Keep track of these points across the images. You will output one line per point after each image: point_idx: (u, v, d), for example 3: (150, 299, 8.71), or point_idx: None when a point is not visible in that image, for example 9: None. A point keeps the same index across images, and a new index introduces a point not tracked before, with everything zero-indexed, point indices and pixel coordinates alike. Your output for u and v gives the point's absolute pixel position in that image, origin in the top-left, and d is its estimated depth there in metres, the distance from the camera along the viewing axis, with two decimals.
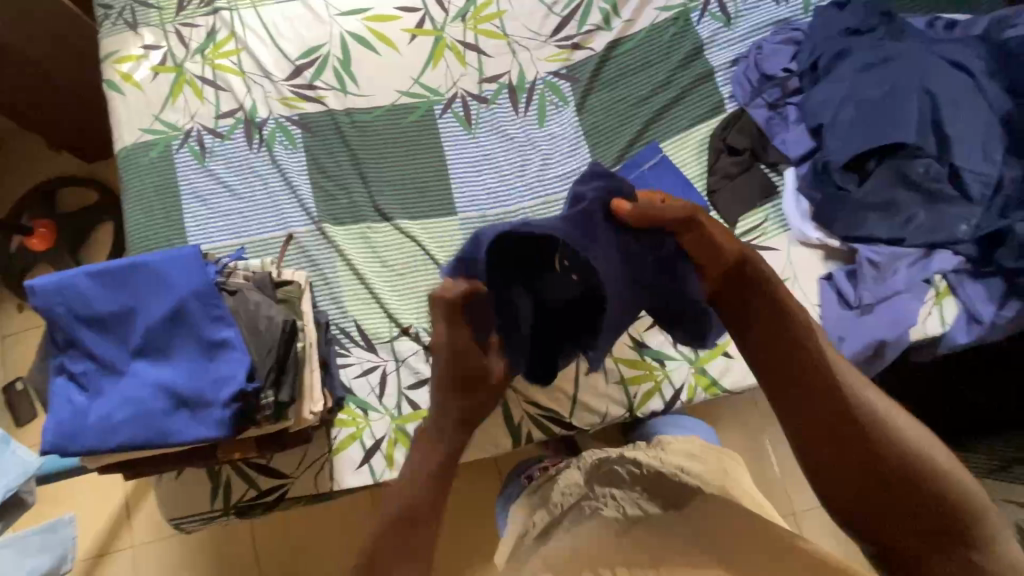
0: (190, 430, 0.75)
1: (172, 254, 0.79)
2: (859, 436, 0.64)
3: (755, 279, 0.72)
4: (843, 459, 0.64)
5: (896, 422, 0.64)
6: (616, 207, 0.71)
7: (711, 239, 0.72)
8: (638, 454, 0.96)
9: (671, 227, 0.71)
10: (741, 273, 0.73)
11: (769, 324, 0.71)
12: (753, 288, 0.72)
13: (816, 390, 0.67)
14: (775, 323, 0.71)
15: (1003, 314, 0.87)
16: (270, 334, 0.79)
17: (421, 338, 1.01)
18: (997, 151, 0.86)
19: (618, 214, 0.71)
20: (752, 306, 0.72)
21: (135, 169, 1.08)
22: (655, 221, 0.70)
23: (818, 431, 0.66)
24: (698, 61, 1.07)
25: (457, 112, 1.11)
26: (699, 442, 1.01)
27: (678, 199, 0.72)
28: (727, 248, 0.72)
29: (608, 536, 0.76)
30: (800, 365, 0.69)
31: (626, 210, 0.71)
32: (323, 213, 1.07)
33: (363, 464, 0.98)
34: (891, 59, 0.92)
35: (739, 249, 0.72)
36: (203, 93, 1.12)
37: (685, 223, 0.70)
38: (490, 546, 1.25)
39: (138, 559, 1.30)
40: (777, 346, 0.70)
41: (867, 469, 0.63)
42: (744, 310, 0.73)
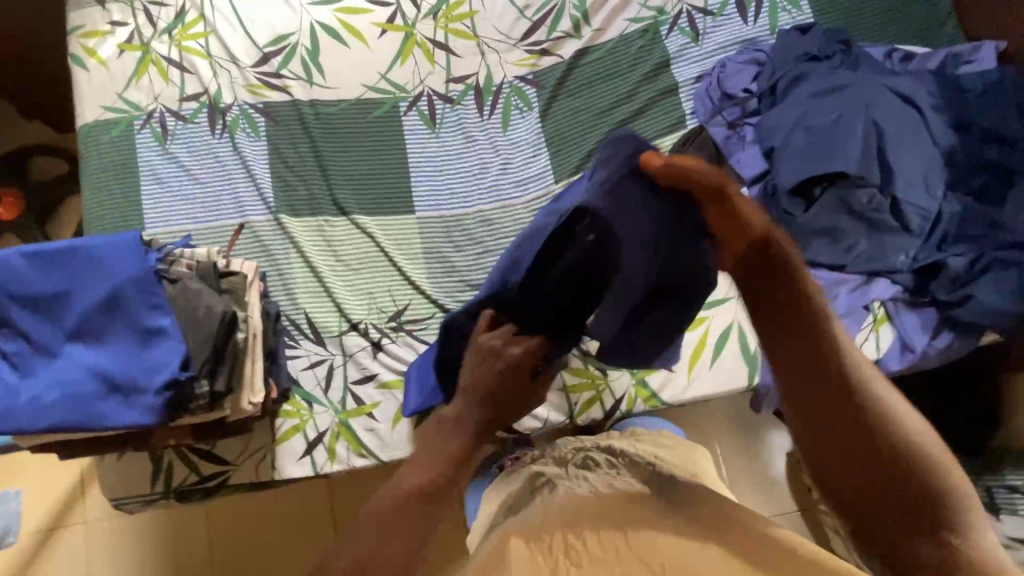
0: (121, 414, 0.75)
1: (114, 239, 0.79)
2: (867, 435, 0.58)
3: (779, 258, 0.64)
4: (845, 455, 0.59)
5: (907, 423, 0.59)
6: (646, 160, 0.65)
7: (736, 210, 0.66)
8: (614, 442, 0.94)
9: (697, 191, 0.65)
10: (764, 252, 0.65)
11: (793, 308, 0.62)
12: (773, 266, 0.64)
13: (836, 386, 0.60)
14: (798, 309, 0.62)
15: (935, 344, 0.89)
16: (207, 322, 0.79)
17: (370, 334, 1.02)
18: (937, 186, 0.89)
19: (647, 168, 0.65)
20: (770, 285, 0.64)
21: (94, 147, 1.07)
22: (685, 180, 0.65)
23: (823, 418, 0.60)
24: (663, 74, 1.08)
25: (422, 111, 1.11)
26: (666, 434, 0.99)
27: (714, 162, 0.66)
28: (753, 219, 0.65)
29: (570, 510, 0.71)
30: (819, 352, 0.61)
31: (656, 164, 0.64)
32: (281, 203, 1.06)
33: (305, 456, 0.98)
34: (844, 88, 0.94)
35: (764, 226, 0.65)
36: (168, 74, 1.11)
37: (715, 190, 0.64)
38: (457, 547, 1.23)
39: (87, 538, 1.30)
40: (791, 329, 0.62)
41: (870, 461, 0.58)
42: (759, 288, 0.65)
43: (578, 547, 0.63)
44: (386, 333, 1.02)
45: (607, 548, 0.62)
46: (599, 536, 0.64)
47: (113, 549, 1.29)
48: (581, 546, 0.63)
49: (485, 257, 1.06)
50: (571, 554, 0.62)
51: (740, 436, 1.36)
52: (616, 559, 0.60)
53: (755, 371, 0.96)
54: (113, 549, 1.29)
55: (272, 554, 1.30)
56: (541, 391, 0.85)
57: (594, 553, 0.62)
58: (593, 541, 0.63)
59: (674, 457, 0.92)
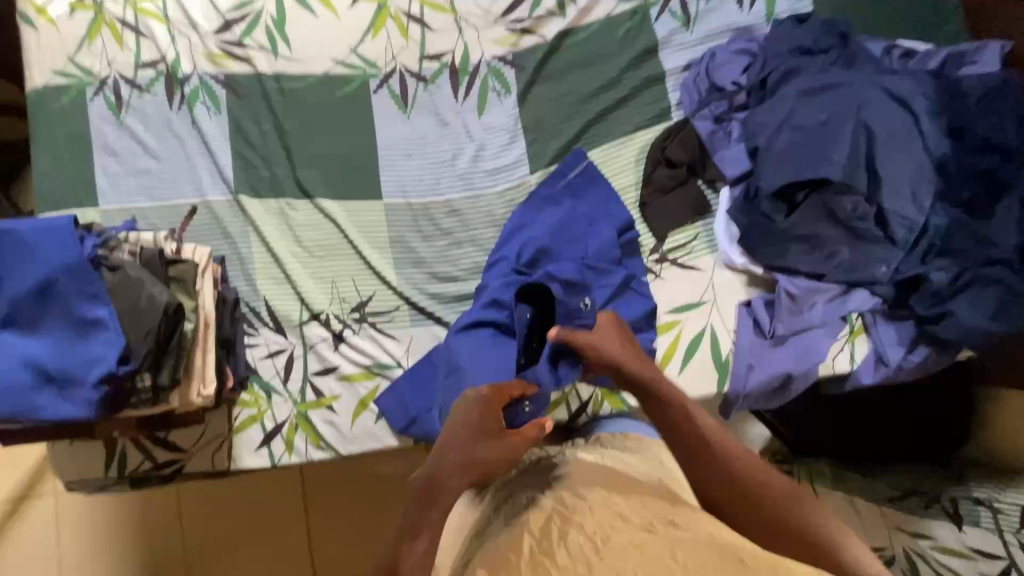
0: (57, 408, 0.72)
1: (46, 223, 0.74)
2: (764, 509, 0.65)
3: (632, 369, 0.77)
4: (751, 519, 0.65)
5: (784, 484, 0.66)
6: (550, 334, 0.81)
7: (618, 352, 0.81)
8: (583, 454, 0.86)
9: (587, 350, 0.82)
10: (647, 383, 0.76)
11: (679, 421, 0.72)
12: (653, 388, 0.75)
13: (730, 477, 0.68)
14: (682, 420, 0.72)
15: (911, 358, 0.86)
16: (149, 312, 0.75)
17: (331, 325, 0.98)
18: (926, 196, 0.85)
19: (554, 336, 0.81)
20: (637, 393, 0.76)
21: (44, 114, 1.00)
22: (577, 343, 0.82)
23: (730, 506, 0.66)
24: (649, 61, 1.02)
25: (394, 90, 1.05)
26: (639, 437, 0.90)
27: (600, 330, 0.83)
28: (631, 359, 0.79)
29: (537, 524, 0.67)
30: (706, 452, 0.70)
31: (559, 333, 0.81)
32: (243, 183, 1.01)
33: (262, 447, 0.95)
34: (836, 86, 0.89)
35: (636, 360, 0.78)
36: (123, 38, 1.03)
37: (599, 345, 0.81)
38: None
39: (51, 513, 1.28)
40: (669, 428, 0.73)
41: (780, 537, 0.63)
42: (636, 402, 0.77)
43: (546, 563, 0.59)
44: (348, 324, 0.98)
45: (578, 561, 0.58)
46: (568, 547, 0.60)
47: (78, 525, 1.28)
48: (550, 561, 0.59)
49: (455, 249, 1.01)
50: (539, 569, 0.58)
51: None
52: (586, 570, 0.56)
53: (725, 378, 0.90)
54: (79, 524, 1.28)
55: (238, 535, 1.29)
56: (518, 441, 0.74)
57: (562, 566, 0.58)
58: (563, 554, 0.59)
59: (647, 462, 0.82)
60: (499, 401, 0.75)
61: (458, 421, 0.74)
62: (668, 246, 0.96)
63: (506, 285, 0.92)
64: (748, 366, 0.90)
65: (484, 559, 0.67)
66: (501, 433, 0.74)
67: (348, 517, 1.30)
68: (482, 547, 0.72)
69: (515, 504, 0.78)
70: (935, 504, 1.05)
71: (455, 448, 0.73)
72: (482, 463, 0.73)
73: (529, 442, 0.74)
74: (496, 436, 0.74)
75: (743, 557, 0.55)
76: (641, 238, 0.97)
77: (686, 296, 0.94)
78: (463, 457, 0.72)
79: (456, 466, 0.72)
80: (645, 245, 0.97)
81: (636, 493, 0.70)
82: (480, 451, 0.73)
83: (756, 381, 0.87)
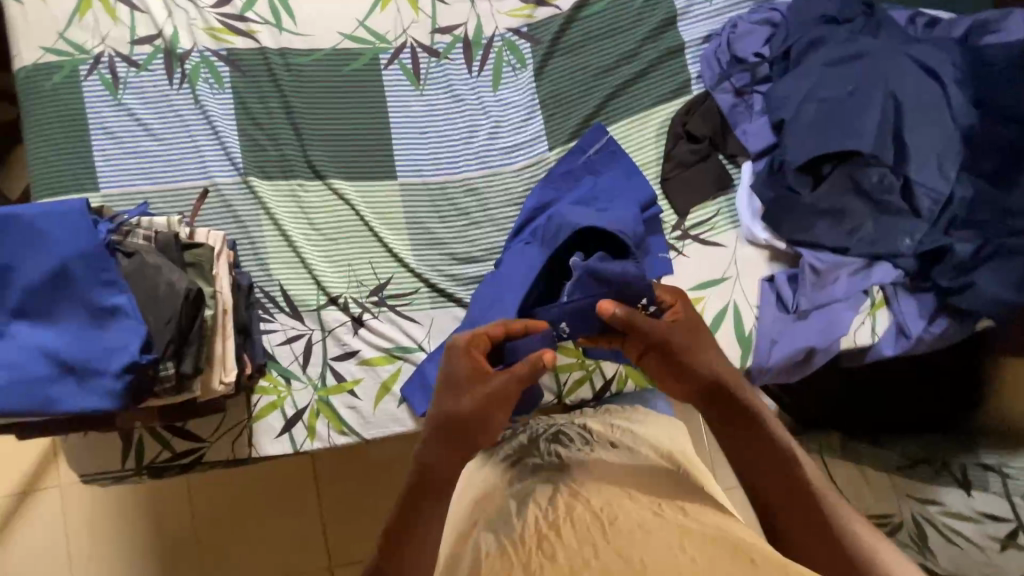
0: (78, 399, 0.69)
1: (55, 208, 0.71)
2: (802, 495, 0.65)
3: (700, 359, 0.72)
4: (788, 507, 0.65)
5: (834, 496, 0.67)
6: (602, 310, 0.70)
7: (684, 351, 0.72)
8: (589, 424, 0.86)
9: (646, 341, 0.72)
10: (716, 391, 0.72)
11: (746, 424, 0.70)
12: (729, 399, 0.71)
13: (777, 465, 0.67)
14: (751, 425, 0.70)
15: (931, 330, 0.87)
16: (169, 300, 0.73)
17: (350, 309, 0.95)
18: (952, 167, 0.85)
19: (606, 314, 0.70)
20: (709, 390, 0.72)
21: (36, 94, 0.94)
22: (637, 331, 0.71)
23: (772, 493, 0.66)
24: (668, 33, 1.00)
25: (405, 65, 1.01)
26: (648, 411, 0.91)
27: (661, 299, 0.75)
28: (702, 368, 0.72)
29: (548, 503, 0.67)
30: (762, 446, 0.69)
31: (614, 313, 0.69)
32: (250, 164, 0.97)
33: (283, 434, 0.92)
34: (863, 55, 0.88)
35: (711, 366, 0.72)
36: (116, 12, 0.97)
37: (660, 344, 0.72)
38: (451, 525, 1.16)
39: (61, 505, 1.26)
40: (737, 422, 0.70)
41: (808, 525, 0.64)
42: (701, 398, 0.72)
43: (552, 537, 0.59)
44: (367, 308, 0.96)
45: (584, 540, 0.56)
46: (575, 524, 0.60)
47: (90, 515, 1.26)
48: (555, 540, 0.58)
49: (474, 229, 0.99)
50: (546, 545, 0.58)
51: None
52: (592, 551, 0.54)
53: (748, 353, 0.90)
54: (91, 515, 1.26)
55: (251, 521, 1.28)
56: (503, 380, 0.69)
57: (569, 546, 0.56)
58: (571, 533, 0.58)
59: (658, 434, 0.84)
60: (478, 350, 0.72)
61: (439, 381, 0.72)
62: (691, 222, 0.96)
63: (524, 256, 0.90)
64: (770, 341, 0.91)
65: (492, 537, 0.66)
66: (480, 377, 0.70)
67: (360, 504, 1.30)
68: (484, 512, 0.73)
69: (523, 471, 0.78)
70: (945, 471, 1.08)
71: (441, 405, 0.70)
72: (465, 421, 0.69)
73: (518, 378, 0.68)
74: (478, 383, 0.70)
75: (752, 557, 0.49)
76: (663, 214, 0.95)
77: (709, 272, 0.93)
78: (446, 418, 0.69)
79: (442, 436, 0.69)
80: (666, 221, 0.95)
81: (647, 478, 0.71)
82: (463, 405, 0.69)
83: (778, 356, 0.88)
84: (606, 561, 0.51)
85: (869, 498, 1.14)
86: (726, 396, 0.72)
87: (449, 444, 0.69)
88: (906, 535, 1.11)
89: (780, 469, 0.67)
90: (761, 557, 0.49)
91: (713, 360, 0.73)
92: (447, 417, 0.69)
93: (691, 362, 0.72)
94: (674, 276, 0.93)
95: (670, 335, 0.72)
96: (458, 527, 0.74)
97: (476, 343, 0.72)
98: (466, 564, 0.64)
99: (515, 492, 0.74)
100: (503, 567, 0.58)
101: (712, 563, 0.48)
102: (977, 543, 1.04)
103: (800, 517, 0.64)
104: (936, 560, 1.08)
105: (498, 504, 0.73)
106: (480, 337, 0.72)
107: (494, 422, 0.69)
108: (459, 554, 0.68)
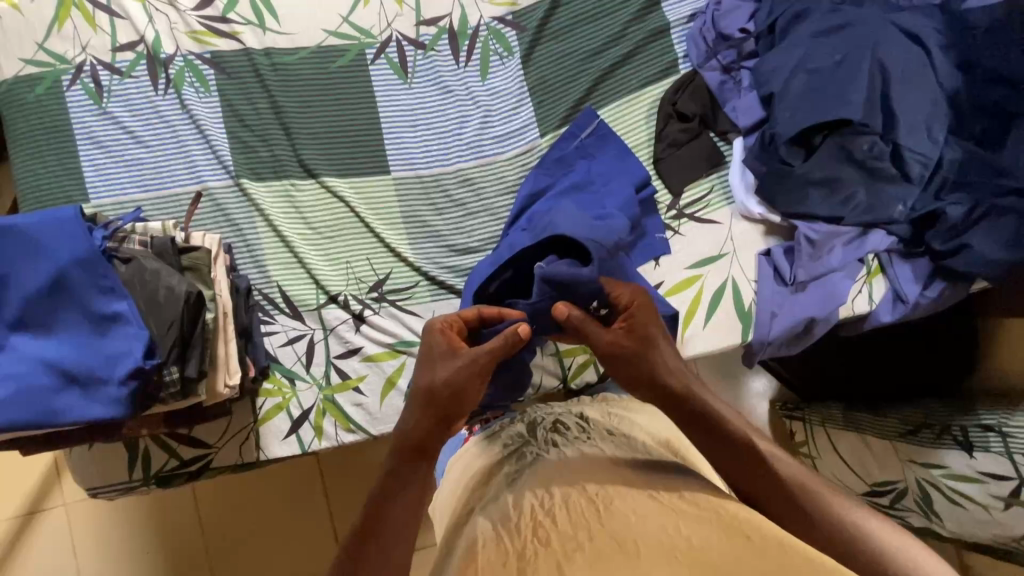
0: (83, 409, 0.69)
1: (48, 217, 0.71)
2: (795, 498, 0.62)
3: (648, 363, 0.70)
4: (779, 506, 0.62)
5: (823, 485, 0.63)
6: (556, 315, 0.71)
7: (638, 354, 0.70)
8: (587, 413, 0.85)
9: (600, 344, 0.71)
10: (669, 395, 0.70)
11: (713, 430, 0.67)
12: (688, 405, 0.69)
13: (759, 463, 0.65)
14: (718, 430, 0.67)
15: (927, 294, 0.88)
16: (170, 304, 0.73)
17: (351, 307, 0.95)
18: (939, 130, 0.87)
19: (560, 318, 0.71)
20: (665, 398, 0.70)
21: (19, 107, 0.93)
22: (587, 334, 0.72)
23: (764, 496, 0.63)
24: (653, 14, 1.02)
25: (393, 59, 1.01)
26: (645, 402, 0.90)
27: (622, 292, 0.73)
28: (654, 374, 0.70)
29: (542, 483, 0.60)
30: (739, 453, 0.66)
31: (566, 316, 0.71)
32: (242, 165, 0.96)
33: (290, 435, 0.91)
34: (846, 26, 0.90)
35: (659, 372, 0.70)
36: (95, 20, 0.95)
37: (611, 348, 0.71)
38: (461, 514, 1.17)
39: (69, 523, 1.25)
40: (698, 429, 0.68)
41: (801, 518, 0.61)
42: (661, 405, 0.70)
43: (546, 525, 0.50)
44: (368, 305, 0.95)
45: (580, 525, 0.49)
46: (569, 509, 0.52)
47: (100, 530, 1.25)
48: (549, 523, 0.50)
49: (470, 219, 0.99)
50: (539, 533, 0.49)
51: (727, 385, 1.34)
52: (587, 535, 0.47)
53: (750, 327, 0.91)
54: (100, 529, 1.25)
55: (256, 527, 1.28)
56: (478, 355, 0.67)
57: (563, 531, 0.48)
58: (564, 518, 0.50)
59: (655, 424, 0.82)
60: (454, 331, 0.72)
61: (419, 359, 0.72)
62: (684, 202, 0.96)
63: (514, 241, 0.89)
64: (770, 314, 0.91)
65: (486, 519, 0.59)
66: (455, 351, 0.69)
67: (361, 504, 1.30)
68: (483, 498, 0.68)
69: (519, 460, 0.73)
70: (946, 434, 1.05)
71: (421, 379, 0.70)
72: (443, 392, 0.67)
73: (492, 351, 0.67)
74: (453, 357, 0.69)
75: (748, 535, 0.44)
76: (658, 194, 0.96)
77: (706, 249, 0.94)
78: (425, 392, 0.68)
79: (424, 408, 0.67)
80: (661, 201, 0.96)
81: (638, 461, 0.65)
82: (440, 378, 0.68)
83: (779, 328, 0.89)
84: (601, 547, 0.44)
85: (873, 468, 1.15)
86: (682, 405, 0.69)
87: (427, 415, 0.67)
88: (912, 500, 1.11)
89: (761, 469, 0.64)
90: (757, 534, 0.44)
91: (665, 363, 0.71)
92: (425, 390, 0.68)
93: (643, 366, 0.70)
94: (671, 255, 0.94)
95: (615, 340, 0.71)
96: (454, 520, 0.69)
97: (451, 325, 0.73)
98: (461, 548, 0.57)
99: (508, 483, 0.67)
100: (497, 557, 0.49)
101: (708, 541, 0.43)
102: (980, 502, 1.00)
103: (791, 511, 0.61)
104: (943, 521, 1.07)
105: (490, 495, 0.67)
106: (454, 318, 0.74)
107: (472, 392, 0.68)
108: (451, 551, 0.61)
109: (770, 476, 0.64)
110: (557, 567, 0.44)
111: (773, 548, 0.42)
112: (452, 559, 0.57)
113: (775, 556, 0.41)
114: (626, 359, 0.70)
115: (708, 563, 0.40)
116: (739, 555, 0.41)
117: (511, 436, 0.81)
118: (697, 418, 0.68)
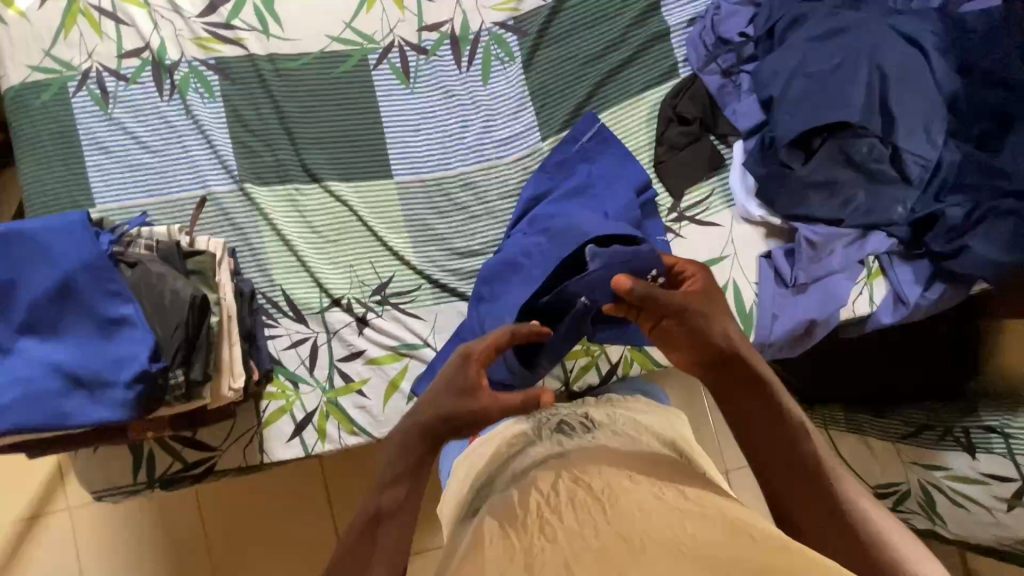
0: (89, 412, 0.70)
1: (56, 222, 0.72)
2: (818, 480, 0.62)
3: (715, 323, 0.71)
4: (801, 485, 0.62)
5: (845, 475, 0.64)
6: (616, 285, 0.69)
7: (704, 317, 0.71)
8: (591, 413, 0.85)
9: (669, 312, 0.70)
10: (726, 359, 0.70)
11: (756, 393, 0.68)
12: (743, 366, 0.69)
13: (788, 438, 0.65)
14: (761, 395, 0.67)
15: (928, 295, 0.89)
16: (175, 308, 0.73)
17: (354, 310, 0.95)
18: (938, 133, 0.87)
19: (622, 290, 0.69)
20: (717, 359, 0.70)
21: (26, 113, 0.94)
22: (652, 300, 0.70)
23: (786, 475, 0.63)
24: (653, 18, 1.03)
25: (395, 65, 1.02)
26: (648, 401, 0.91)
27: (689, 268, 0.77)
28: (717, 336, 0.70)
29: (548, 478, 0.60)
30: (773, 421, 0.66)
31: (631, 288, 0.69)
32: (245, 170, 0.97)
33: (294, 438, 0.91)
34: (844, 31, 0.91)
35: (725, 333, 0.71)
36: (101, 27, 0.96)
37: (680, 311, 0.70)
38: None
39: (72, 527, 1.25)
40: (744, 388, 0.68)
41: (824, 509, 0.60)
42: (715, 365, 0.70)
43: (553, 522, 0.50)
44: (371, 308, 0.96)
45: (585, 521, 0.49)
46: (575, 507, 0.51)
47: (102, 534, 1.25)
48: (556, 520, 0.50)
49: (472, 223, 1.00)
50: (545, 530, 0.49)
51: None
52: (593, 533, 0.47)
53: (751, 329, 0.91)
54: (103, 533, 1.25)
55: (260, 528, 1.28)
56: (493, 405, 0.68)
57: (570, 528, 0.48)
58: (570, 516, 0.50)
59: (659, 423, 0.83)
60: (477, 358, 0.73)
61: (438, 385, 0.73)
62: (684, 206, 0.97)
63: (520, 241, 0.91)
64: (771, 316, 0.91)
65: (492, 517, 0.59)
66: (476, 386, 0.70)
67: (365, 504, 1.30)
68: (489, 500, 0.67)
69: (521, 462, 0.73)
70: (948, 435, 1.06)
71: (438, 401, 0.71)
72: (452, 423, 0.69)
73: (504, 409, 0.68)
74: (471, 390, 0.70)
75: (753, 535, 0.44)
76: (658, 197, 0.97)
77: (706, 252, 0.94)
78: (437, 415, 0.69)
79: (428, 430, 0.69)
80: (660, 203, 0.97)
81: (641, 456, 0.65)
82: (455, 406, 0.69)
83: (780, 330, 0.89)
84: (607, 545, 0.44)
85: (876, 470, 1.15)
86: (733, 367, 0.69)
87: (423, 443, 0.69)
88: (915, 502, 1.12)
89: (789, 446, 0.64)
90: (761, 533, 0.45)
91: (725, 329, 0.71)
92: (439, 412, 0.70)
93: (706, 322, 0.71)
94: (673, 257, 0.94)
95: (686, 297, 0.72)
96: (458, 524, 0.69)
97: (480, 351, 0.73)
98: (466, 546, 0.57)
99: (519, 477, 0.68)
100: (504, 552, 0.48)
101: (712, 536, 0.44)
102: (983, 504, 1.00)
103: (811, 499, 0.61)
104: (945, 523, 1.08)
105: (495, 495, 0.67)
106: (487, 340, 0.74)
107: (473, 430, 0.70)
108: (455, 550, 0.61)
109: (793, 454, 0.64)
110: (565, 565, 0.44)
111: (783, 549, 0.42)
112: (456, 557, 0.57)
113: (778, 555, 0.41)
114: (692, 322, 0.70)
115: (714, 556, 0.41)
116: (744, 554, 0.41)
117: (517, 436, 0.81)
118: (739, 380, 0.69)
